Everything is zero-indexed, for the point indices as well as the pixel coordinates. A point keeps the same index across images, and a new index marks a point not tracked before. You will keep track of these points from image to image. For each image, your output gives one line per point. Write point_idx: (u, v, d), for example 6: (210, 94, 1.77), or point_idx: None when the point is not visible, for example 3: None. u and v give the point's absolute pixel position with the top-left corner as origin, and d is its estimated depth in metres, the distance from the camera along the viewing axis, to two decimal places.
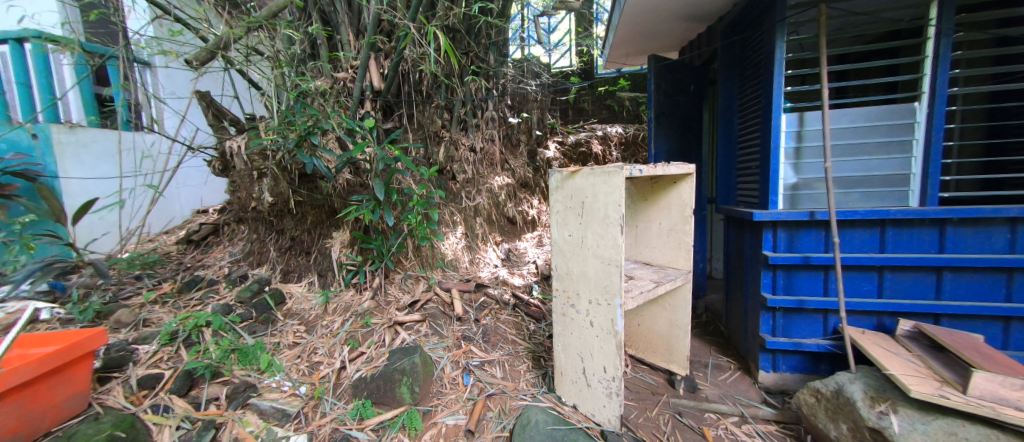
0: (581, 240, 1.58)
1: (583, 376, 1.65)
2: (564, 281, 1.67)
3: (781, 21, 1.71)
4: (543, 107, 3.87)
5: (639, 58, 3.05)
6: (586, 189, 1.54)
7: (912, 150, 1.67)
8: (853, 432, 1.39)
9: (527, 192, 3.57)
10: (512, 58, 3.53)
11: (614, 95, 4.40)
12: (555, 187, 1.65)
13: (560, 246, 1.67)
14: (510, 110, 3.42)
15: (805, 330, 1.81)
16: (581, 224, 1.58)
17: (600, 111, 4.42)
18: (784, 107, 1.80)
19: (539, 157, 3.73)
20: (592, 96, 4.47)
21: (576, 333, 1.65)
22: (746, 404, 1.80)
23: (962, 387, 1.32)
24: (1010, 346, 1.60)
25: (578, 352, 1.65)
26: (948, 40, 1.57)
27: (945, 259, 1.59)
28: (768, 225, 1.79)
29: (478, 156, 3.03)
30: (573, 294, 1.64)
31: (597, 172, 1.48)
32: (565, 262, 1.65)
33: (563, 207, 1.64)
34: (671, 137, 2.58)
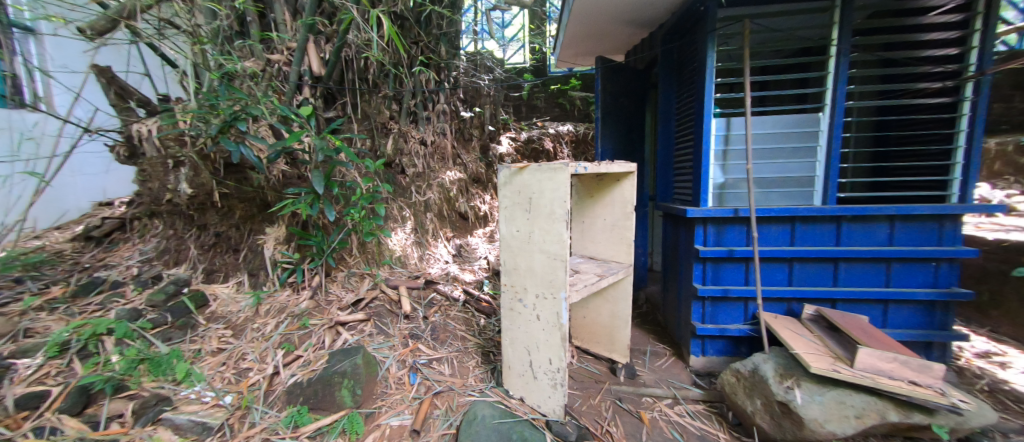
0: (528, 236, 1.61)
1: (530, 369, 1.68)
2: (511, 276, 1.69)
3: (712, 31, 1.85)
4: (495, 103, 3.88)
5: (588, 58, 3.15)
6: (533, 185, 1.57)
7: (816, 155, 1.90)
8: (765, 407, 1.56)
9: (479, 188, 3.57)
10: (465, 51, 3.49)
11: (566, 94, 4.49)
12: (503, 182, 1.66)
13: (507, 242, 1.68)
14: (462, 104, 3.42)
15: (729, 316, 2.00)
16: (528, 220, 1.61)
17: (553, 108, 4.49)
18: (714, 112, 1.96)
19: (492, 152, 3.74)
20: (545, 94, 4.53)
21: (522, 327, 1.68)
22: (678, 386, 1.96)
23: (851, 361, 1.54)
24: (888, 324, 1.89)
25: (524, 345, 1.68)
26: (846, 60, 1.79)
27: (841, 251, 1.83)
28: (698, 221, 1.95)
29: (428, 150, 3.00)
30: (520, 289, 1.67)
31: (544, 168, 1.51)
32: (512, 257, 1.67)
33: (510, 203, 1.65)
34: (615, 136, 2.69)
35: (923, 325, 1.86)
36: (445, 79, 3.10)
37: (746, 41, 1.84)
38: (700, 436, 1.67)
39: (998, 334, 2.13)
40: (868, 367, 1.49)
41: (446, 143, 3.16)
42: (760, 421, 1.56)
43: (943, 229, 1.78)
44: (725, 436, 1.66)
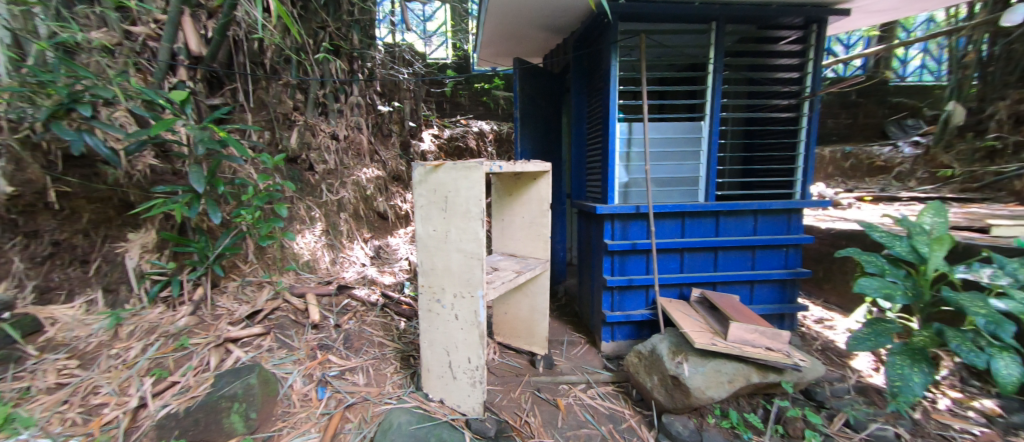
0: (444, 235, 1.59)
1: (449, 369, 1.66)
2: (428, 277, 1.65)
3: (615, 43, 2.02)
4: (416, 98, 3.75)
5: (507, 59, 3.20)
6: (448, 183, 1.55)
7: (699, 159, 2.20)
8: (661, 381, 1.77)
9: (399, 186, 3.41)
10: (382, 41, 3.33)
11: (491, 92, 4.44)
12: (418, 180, 1.62)
13: (424, 242, 1.64)
14: (379, 98, 3.25)
15: (634, 303, 2.20)
16: (444, 219, 1.59)
17: (476, 107, 4.41)
18: (618, 117, 2.14)
19: (413, 149, 3.60)
20: (470, 92, 4.42)
21: (441, 328, 1.65)
22: (591, 371, 2.11)
23: (725, 335, 1.81)
24: (755, 301, 2.26)
25: (444, 346, 1.66)
26: (720, 76, 2.09)
27: (719, 241, 2.14)
28: (606, 217, 2.12)
29: (341, 145, 2.79)
30: (438, 289, 1.64)
31: (458, 167, 1.50)
32: (429, 257, 1.63)
33: (426, 201, 1.62)
34: (534, 136, 2.77)
35: (779, 300, 2.27)
36: (357, 70, 2.92)
37: (643, 53, 2.03)
38: (609, 415, 1.83)
39: (828, 304, 2.69)
40: (738, 338, 1.77)
41: (361, 138, 2.97)
42: (658, 395, 1.76)
43: (790, 220, 2.19)
44: (629, 412, 1.85)
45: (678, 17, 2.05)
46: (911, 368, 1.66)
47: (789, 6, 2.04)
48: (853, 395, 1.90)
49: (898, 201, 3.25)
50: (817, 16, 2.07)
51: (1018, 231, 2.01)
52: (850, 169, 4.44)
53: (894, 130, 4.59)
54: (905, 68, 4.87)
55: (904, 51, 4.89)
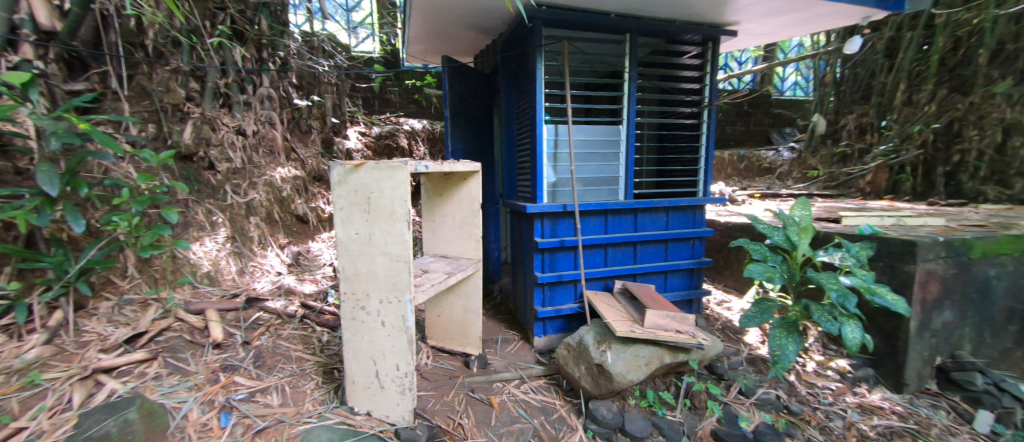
0: (367, 238, 1.50)
1: (376, 379, 1.56)
2: (352, 283, 1.54)
3: (539, 47, 2.08)
4: (338, 92, 3.49)
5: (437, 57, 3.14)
6: (371, 184, 1.46)
7: (619, 160, 2.36)
8: (588, 370, 1.86)
9: (321, 187, 3.15)
10: (297, 29, 3.02)
11: (423, 91, 4.27)
12: (338, 181, 1.51)
13: (345, 246, 1.53)
14: (295, 90, 2.97)
15: (564, 297, 2.30)
16: (367, 221, 1.49)
17: (408, 104, 4.22)
18: (545, 119, 2.22)
19: (336, 147, 3.33)
20: (400, 89, 4.21)
21: (366, 336, 1.55)
22: (524, 367, 2.16)
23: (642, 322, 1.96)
24: (668, 288, 2.49)
25: (370, 355, 1.56)
26: (635, 84, 2.26)
27: (637, 236, 2.32)
28: (536, 216, 2.18)
29: (249, 141, 2.51)
30: (362, 296, 1.54)
31: (380, 166, 1.42)
32: (352, 262, 1.53)
33: (347, 203, 1.52)
34: (465, 136, 2.75)
35: (688, 287, 2.53)
36: (266, 59, 2.65)
37: (566, 59, 2.13)
38: (541, 407, 1.88)
39: (727, 288, 3.07)
40: (653, 324, 1.92)
41: (273, 134, 2.69)
42: (585, 383, 1.86)
43: (695, 215, 2.46)
44: (560, 403, 1.92)
45: (596, 27, 2.18)
46: (787, 339, 1.96)
47: (690, 24, 2.30)
48: (746, 366, 2.19)
49: (780, 197, 3.82)
50: (712, 34, 2.34)
51: (860, 220, 2.47)
52: (744, 171, 5.13)
53: (776, 136, 5.53)
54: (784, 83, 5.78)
55: (783, 70, 5.78)
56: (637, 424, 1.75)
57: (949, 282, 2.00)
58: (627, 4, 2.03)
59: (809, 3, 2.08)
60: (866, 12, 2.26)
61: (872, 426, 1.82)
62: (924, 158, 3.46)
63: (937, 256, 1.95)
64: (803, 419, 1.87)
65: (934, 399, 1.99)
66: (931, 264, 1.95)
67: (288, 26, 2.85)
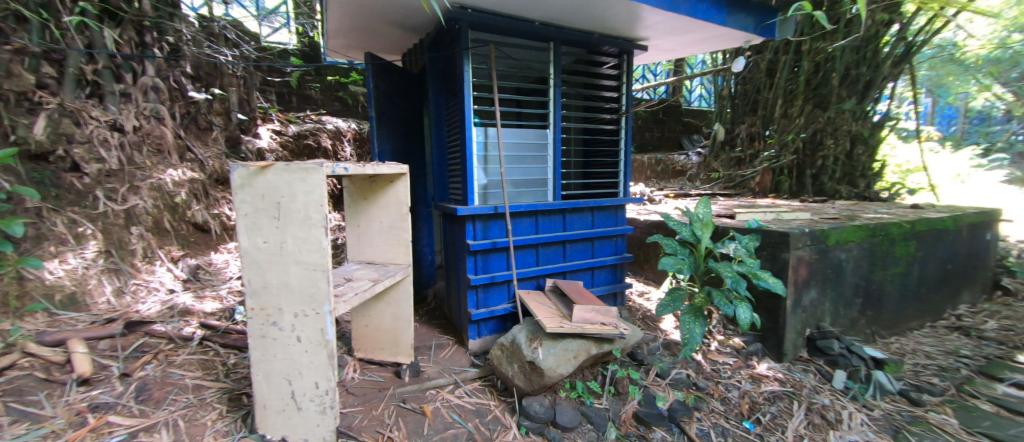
0: (278, 247, 1.34)
1: (292, 400, 1.40)
2: (260, 298, 1.36)
3: (466, 49, 2.07)
4: (246, 85, 3.11)
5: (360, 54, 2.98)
6: (281, 187, 1.30)
7: (546, 162, 2.44)
8: (521, 368, 1.89)
9: (226, 191, 2.78)
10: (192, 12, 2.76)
11: (348, 88, 4.00)
12: (240, 184, 1.32)
13: (252, 257, 1.35)
14: (189, 81, 2.62)
15: (497, 298, 2.31)
16: (277, 228, 1.33)
17: (331, 102, 3.91)
18: (474, 121, 2.22)
19: (244, 146, 2.97)
20: (321, 85, 3.88)
21: (280, 355, 1.39)
22: (458, 371, 2.12)
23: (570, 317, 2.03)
24: (595, 283, 2.63)
25: (283, 374, 1.39)
26: (560, 90, 2.36)
27: (566, 235, 2.42)
28: (467, 218, 2.16)
29: (129, 137, 2.19)
30: (273, 310, 1.37)
31: (292, 168, 1.27)
32: (260, 274, 1.35)
33: (253, 209, 1.33)
34: (394, 137, 2.64)
35: (613, 281, 2.70)
36: (149, 44, 2.33)
37: (494, 63, 2.14)
38: (475, 410, 1.86)
39: (647, 280, 3.33)
40: (580, 318, 2.01)
41: (162, 131, 2.37)
42: (519, 381, 1.88)
43: (617, 214, 2.64)
44: (494, 403, 1.93)
45: (522, 33, 2.23)
46: (694, 323, 2.19)
47: (607, 37, 2.46)
48: (662, 350, 2.39)
49: (690, 197, 4.25)
50: (627, 48, 2.55)
51: (749, 216, 2.85)
52: (661, 173, 5.55)
53: (685, 142, 6.14)
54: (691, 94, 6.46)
55: (690, 83, 6.44)
56: (567, 415, 1.81)
57: (813, 266, 2.39)
58: (550, 14, 2.11)
59: (704, 25, 2.35)
60: (747, 37, 2.61)
61: (760, 392, 2.11)
62: (797, 163, 4.20)
63: (805, 244, 2.33)
64: (708, 393, 2.10)
65: (805, 364, 2.35)
66: (800, 252, 2.32)
67: (179, 8, 2.52)
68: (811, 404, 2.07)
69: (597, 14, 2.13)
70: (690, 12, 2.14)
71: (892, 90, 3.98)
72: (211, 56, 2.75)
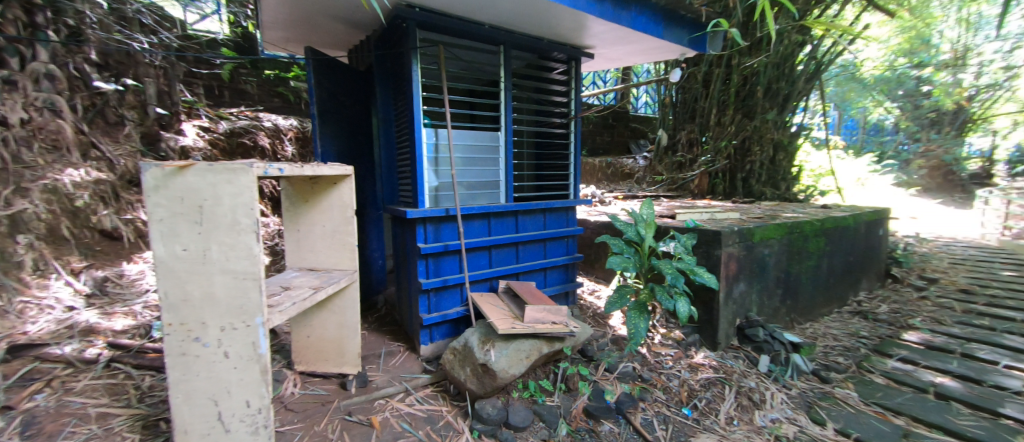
0: (201, 255, 1.20)
1: (219, 422, 1.27)
2: (178, 312, 1.22)
3: (414, 49, 2.02)
4: (167, 76, 2.82)
5: (299, 47, 2.81)
6: (204, 189, 1.18)
7: (498, 164, 2.44)
8: (473, 371, 1.87)
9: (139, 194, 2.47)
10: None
11: (289, 84, 3.73)
12: (154, 186, 1.17)
13: (168, 267, 1.20)
14: (94, 69, 2.39)
15: (449, 302, 2.27)
16: (200, 234, 1.20)
17: (270, 98, 3.63)
18: (424, 122, 2.17)
19: (165, 144, 2.69)
20: (257, 79, 3.58)
21: (204, 373, 1.25)
22: (409, 378, 2.06)
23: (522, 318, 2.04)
24: (548, 284, 2.68)
25: (207, 394, 1.26)
26: (511, 93, 2.37)
27: (518, 237, 2.44)
28: (417, 221, 2.10)
29: (15, 132, 1.93)
30: (195, 325, 1.23)
31: (217, 168, 1.15)
32: (180, 286, 1.21)
33: (169, 213, 1.18)
34: (339, 136, 2.51)
35: (565, 281, 2.76)
36: (42, 26, 2.10)
37: (443, 63, 2.11)
38: (426, 417, 1.82)
39: (598, 279, 3.45)
40: (532, 319, 2.02)
41: (58, 125, 2.12)
42: (471, 385, 1.87)
43: (568, 216, 2.70)
44: (447, 409, 1.89)
45: (472, 35, 2.22)
46: (639, 318, 2.30)
47: (556, 43, 2.52)
48: (609, 346, 2.49)
49: (637, 199, 4.46)
50: (575, 54, 2.63)
51: (687, 216, 3.05)
52: (611, 175, 5.69)
53: (633, 147, 6.44)
54: (638, 101, 6.80)
55: (637, 91, 6.77)
56: (519, 415, 1.83)
57: (742, 261, 2.61)
58: (499, 17, 2.11)
59: (643, 37, 2.48)
60: (682, 50, 2.80)
61: (697, 380, 2.26)
62: (729, 167, 4.57)
63: (734, 242, 2.53)
64: (651, 384, 2.21)
65: (736, 351, 2.56)
66: (730, 248, 2.52)
67: None
68: (740, 388, 2.25)
69: (545, 21, 2.17)
70: (630, 24, 2.24)
71: (807, 103, 4.46)
72: (122, 43, 2.53)
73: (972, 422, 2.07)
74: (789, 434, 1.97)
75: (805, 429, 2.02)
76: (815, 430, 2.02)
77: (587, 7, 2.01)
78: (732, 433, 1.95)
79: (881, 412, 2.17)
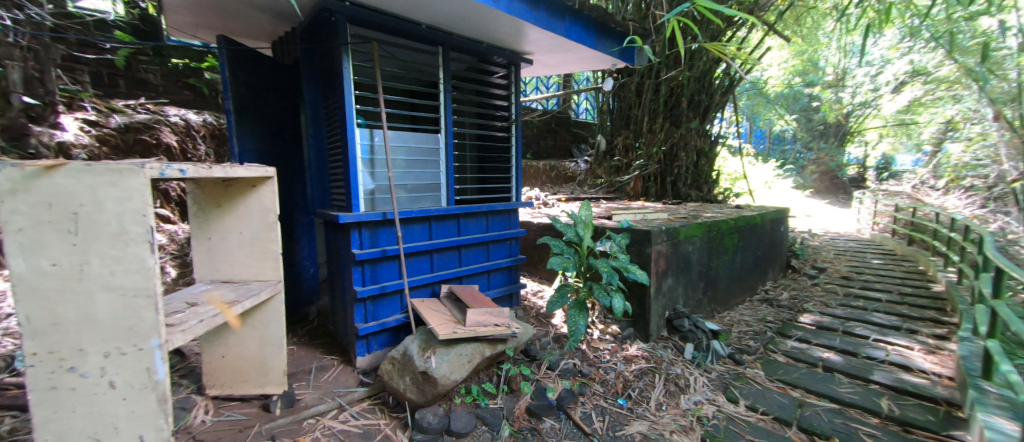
0: (77, 270, 1.03)
1: None
2: (46, 339, 1.03)
3: (345, 45, 1.91)
4: (38, 60, 2.40)
5: (213, 35, 2.54)
6: (80, 193, 1.01)
7: (438, 167, 2.39)
8: (413, 380, 1.82)
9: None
10: None
11: (203, 75, 3.34)
12: (9, 189, 0.97)
13: (31, 285, 1.01)
14: None
15: (388, 310, 2.18)
16: (75, 246, 1.02)
17: (178, 90, 3.23)
18: (357, 122, 2.06)
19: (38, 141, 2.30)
20: (161, 68, 3.17)
21: (83, 408, 1.07)
22: (343, 393, 1.94)
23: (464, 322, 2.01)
24: (491, 286, 2.68)
25: (87, 432, 1.08)
26: (450, 95, 2.34)
27: (460, 240, 2.41)
28: (351, 226, 2.00)
29: None
30: (70, 353, 1.05)
31: (97, 168, 1.00)
32: (47, 307, 1.02)
33: (31, 222, 0.99)
34: (260, 135, 2.32)
35: (508, 283, 2.78)
36: None
37: (377, 61, 2.02)
38: (362, 433, 1.73)
39: (541, 279, 3.52)
40: (474, 322, 2.00)
41: None
42: (411, 395, 1.81)
43: (510, 218, 2.73)
44: (385, 422, 1.81)
45: (408, 35, 2.16)
46: (579, 315, 2.38)
47: (496, 47, 2.53)
48: (551, 344, 2.55)
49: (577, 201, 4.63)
50: (514, 60, 2.66)
51: (622, 217, 3.22)
52: (554, 178, 5.74)
53: (575, 151, 6.66)
54: (579, 107, 7.06)
55: (577, 98, 7.03)
56: (461, 421, 1.80)
57: (669, 258, 2.81)
58: (436, 18, 2.07)
59: (578, 46, 2.58)
60: (613, 60, 2.96)
61: (631, 371, 2.39)
62: (660, 170, 4.93)
63: (662, 240, 2.72)
64: (590, 378, 2.29)
65: (665, 342, 2.74)
66: (659, 246, 2.70)
67: None
68: (668, 375, 2.41)
69: (483, 25, 2.17)
70: (565, 33, 2.32)
71: (723, 113, 4.92)
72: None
73: (850, 389, 2.41)
74: (709, 414, 2.15)
75: (722, 408, 2.22)
76: (730, 408, 2.23)
77: (523, 13, 2.04)
78: (661, 418, 2.09)
79: (782, 387, 2.45)
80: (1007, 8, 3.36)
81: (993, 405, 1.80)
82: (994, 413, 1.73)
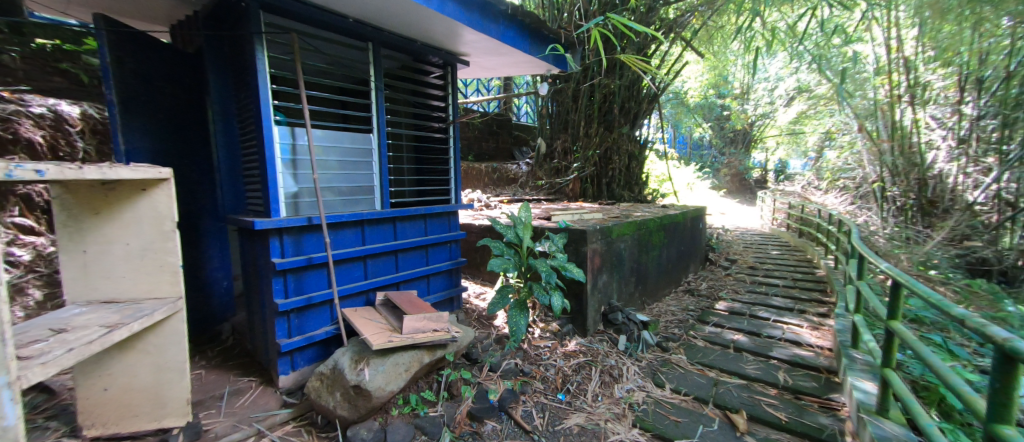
0: None
1: None
2: None
3: (258, 33, 1.74)
4: None
5: (89, 12, 2.18)
6: None
7: (370, 168, 2.27)
8: (344, 396, 1.71)
9: None
10: None
11: (81, 59, 2.89)
12: None
13: None
14: None
15: (315, 322, 2.02)
16: None
17: (47, 76, 2.72)
18: (275, 119, 1.89)
19: None
20: (21, 49, 2.62)
21: None
22: (262, 417, 1.77)
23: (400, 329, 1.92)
24: (431, 291, 2.60)
25: None
26: (382, 93, 2.23)
27: (396, 245, 2.31)
28: (271, 233, 1.83)
29: None
30: None
31: None
32: None
33: None
34: (154, 131, 2.04)
35: (448, 287, 2.72)
36: None
37: (297, 54, 1.86)
38: None
39: (483, 281, 3.51)
40: (411, 329, 1.92)
41: None
42: (342, 411, 1.70)
43: (450, 221, 2.67)
44: None
45: (334, 28, 2.02)
46: (520, 315, 2.39)
47: (431, 47, 2.47)
48: (493, 345, 2.54)
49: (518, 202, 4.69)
50: (451, 60, 2.61)
51: (560, 217, 3.31)
52: (496, 180, 5.80)
53: (516, 153, 6.75)
54: (519, 110, 7.16)
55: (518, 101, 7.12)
56: (397, 433, 1.72)
57: (604, 256, 2.94)
58: (364, 12, 1.96)
59: (512, 50, 2.60)
60: (547, 66, 3.04)
61: (569, 365, 2.46)
62: (596, 172, 5.17)
63: (597, 239, 2.83)
64: (531, 376, 2.32)
65: (601, 335, 2.86)
66: (594, 245, 2.81)
67: None
68: (604, 367, 2.52)
69: (413, 22, 2.10)
70: (499, 36, 2.34)
71: (650, 120, 5.27)
72: None
73: (755, 365, 2.70)
74: (639, 400, 2.27)
75: (650, 393, 2.36)
76: (658, 393, 2.38)
77: (455, 14, 2.02)
78: (597, 408, 2.17)
79: (702, 368, 2.68)
80: (865, 39, 3.98)
81: (859, 369, 2.11)
82: (860, 376, 2.04)
